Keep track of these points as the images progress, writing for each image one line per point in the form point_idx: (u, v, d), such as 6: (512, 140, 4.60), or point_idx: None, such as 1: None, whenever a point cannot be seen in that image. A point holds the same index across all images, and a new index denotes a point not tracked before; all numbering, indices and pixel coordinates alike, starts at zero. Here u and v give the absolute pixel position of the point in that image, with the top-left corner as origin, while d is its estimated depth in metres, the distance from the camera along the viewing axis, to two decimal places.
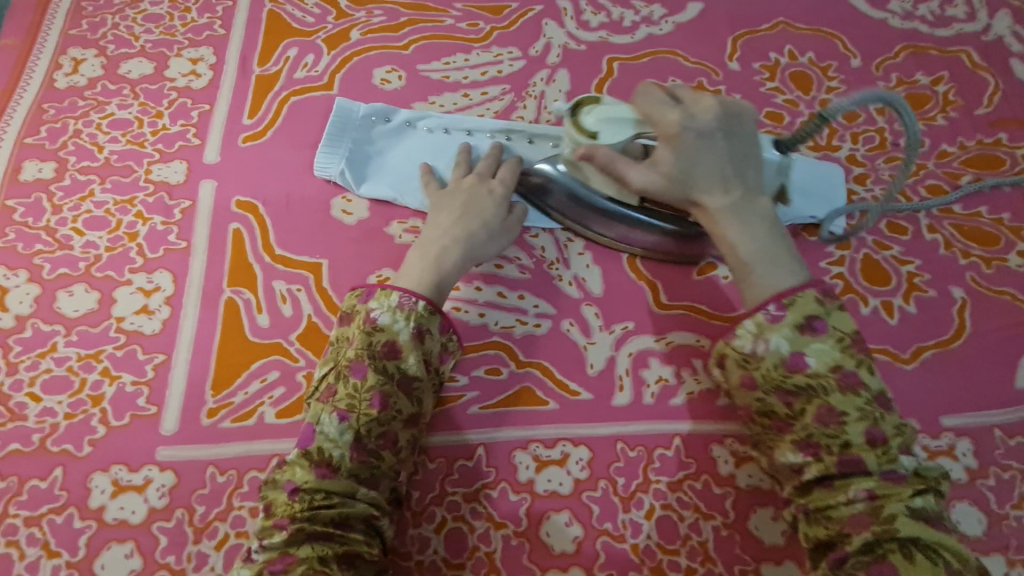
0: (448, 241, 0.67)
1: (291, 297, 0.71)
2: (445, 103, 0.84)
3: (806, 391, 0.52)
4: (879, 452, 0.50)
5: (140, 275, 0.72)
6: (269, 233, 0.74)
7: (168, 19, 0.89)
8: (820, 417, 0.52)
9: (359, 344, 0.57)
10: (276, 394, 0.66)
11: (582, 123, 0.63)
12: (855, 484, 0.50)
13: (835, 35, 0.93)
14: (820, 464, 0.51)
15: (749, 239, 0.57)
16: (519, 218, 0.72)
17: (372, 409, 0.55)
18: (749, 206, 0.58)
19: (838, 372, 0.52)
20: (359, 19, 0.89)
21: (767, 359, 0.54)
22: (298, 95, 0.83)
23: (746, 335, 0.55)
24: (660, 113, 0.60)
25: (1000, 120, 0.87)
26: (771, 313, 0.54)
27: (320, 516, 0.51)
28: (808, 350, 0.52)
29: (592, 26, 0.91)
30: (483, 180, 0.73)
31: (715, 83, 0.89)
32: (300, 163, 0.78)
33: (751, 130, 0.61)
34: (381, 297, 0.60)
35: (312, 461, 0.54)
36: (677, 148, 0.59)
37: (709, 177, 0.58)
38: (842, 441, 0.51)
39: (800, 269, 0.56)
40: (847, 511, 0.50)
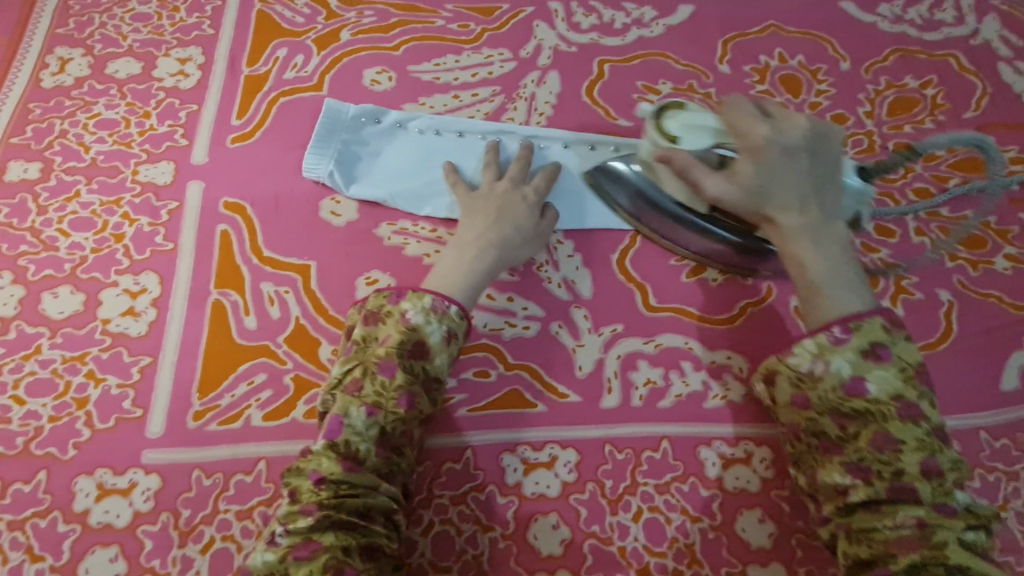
0: (484, 244, 0.67)
1: (279, 299, 0.70)
2: (435, 104, 0.84)
3: (863, 416, 0.52)
4: (933, 484, 0.50)
5: (127, 276, 0.71)
6: (257, 234, 0.74)
7: (156, 18, 0.88)
8: (875, 442, 0.51)
9: (391, 344, 0.57)
10: (263, 396, 0.66)
11: (663, 127, 0.63)
12: (904, 510, 0.49)
13: (825, 39, 0.93)
14: (869, 488, 0.51)
15: (822, 261, 0.56)
16: (550, 224, 0.72)
17: (399, 409, 0.55)
18: (825, 227, 0.57)
19: (900, 402, 0.51)
20: (350, 19, 0.89)
21: (826, 380, 0.54)
22: (288, 96, 0.83)
23: (805, 355, 0.55)
24: (748, 125, 0.59)
25: (987, 124, 0.88)
26: (836, 336, 0.54)
27: (347, 505, 0.52)
28: (870, 375, 0.52)
29: (583, 28, 0.91)
30: (517, 186, 0.73)
31: (705, 86, 0.89)
32: (289, 165, 0.78)
33: (838, 152, 0.59)
34: (413, 299, 0.60)
35: (338, 452, 0.53)
36: (759, 162, 0.58)
37: (787, 195, 0.57)
38: (895, 468, 0.50)
39: (870, 297, 0.56)
40: (893, 535, 0.49)
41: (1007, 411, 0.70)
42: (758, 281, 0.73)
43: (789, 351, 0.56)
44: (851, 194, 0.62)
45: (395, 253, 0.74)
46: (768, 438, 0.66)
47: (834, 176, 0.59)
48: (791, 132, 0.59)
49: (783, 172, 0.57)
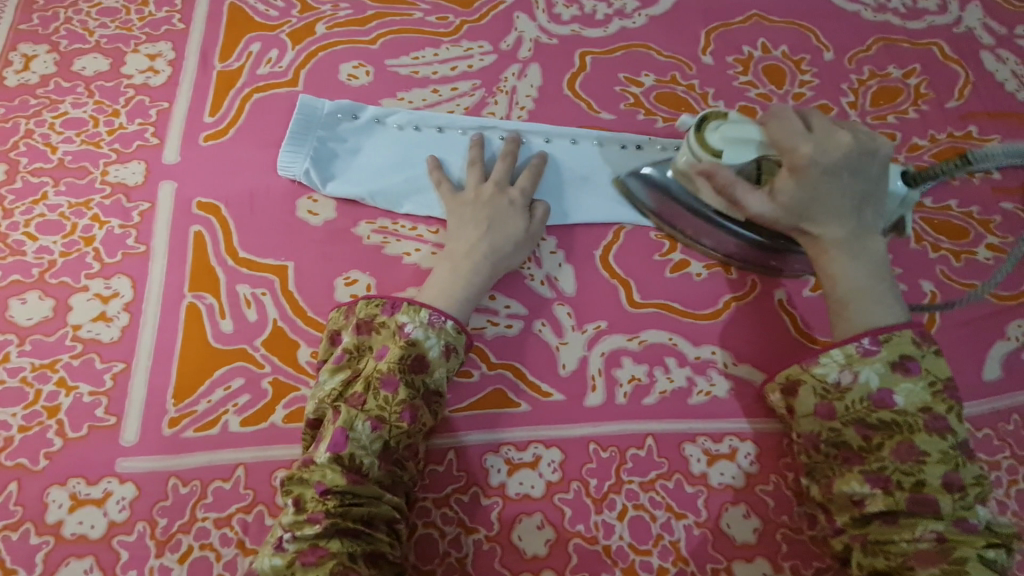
0: (476, 255, 0.66)
1: (255, 301, 0.69)
2: (414, 99, 0.82)
3: (889, 426, 0.54)
4: (955, 497, 0.52)
5: (97, 281, 0.69)
6: (232, 235, 0.72)
7: (124, 13, 0.85)
8: (899, 453, 0.53)
9: (390, 358, 0.57)
10: (241, 401, 0.64)
11: (706, 140, 0.61)
12: (924, 524, 0.51)
13: (808, 28, 0.92)
14: (888, 499, 0.53)
15: (857, 274, 0.58)
16: (539, 221, 0.71)
17: (403, 423, 0.55)
18: (861, 242, 0.59)
19: (928, 414, 0.53)
20: (325, 12, 0.87)
21: (854, 390, 0.56)
22: (262, 92, 0.81)
23: (833, 364, 0.57)
24: (792, 142, 0.59)
25: (970, 113, 0.88)
26: (865, 347, 0.56)
27: (352, 513, 0.52)
28: (898, 388, 0.54)
29: (564, 20, 0.89)
30: (502, 189, 0.71)
31: (688, 77, 0.88)
32: (265, 163, 0.76)
33: (882, 166, 0.59)
34: (410, 311, 0.59)
35: (343, 465, 0.53)
36: (801, 181, 0.58)
37: (826, 211, 0.58)
38: (916, 479, 0.52)
39: (901, 310, 0.58)
40: (911, 547, 0.51)
41: (994, 400, 0.71)
42: (742, 274, 0.73)
43: (815, 361, 0.58)
44: (893, 199, 0.62)
45: (374, 252, 0.73)
46: (758, 434, 0.66)
47: (874, 189, 0.60)
48: (836, 147, 0.59)
49: (824, 189, 0.58)
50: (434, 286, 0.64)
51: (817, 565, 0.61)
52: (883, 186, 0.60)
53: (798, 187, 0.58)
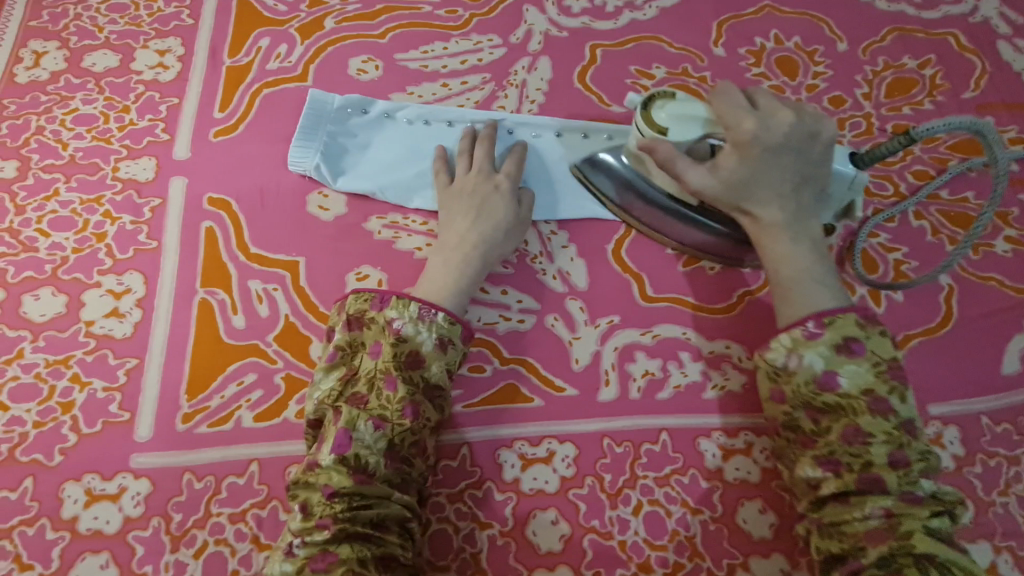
0: (466, 245, 0.66)
1: (267, 297, 0.69)
2: (423, 93, 0.82)
3: (835, 410, 0.53)
4: (900, 474, 0.51)
5: (110, 277, 0.69)
6: (243, 231, 0.72)
7: (133, 9, 0.85)
8: (845, 435, 0.52)
9: (387, 356, 0.57)
10: (254, 397, 0.64)
11: (652, 117, 0.61)
12: (872, 501, 0.51)
13: (822, 19, 0.91)
14: (839, 480, 0.52)
15: (793, 253, 0.59)
16: (529, 209, 0.71)
17: (406, 419, 0.55)
18: (798, 223, 0.60)
19: (869, 396, 0.52)
20: (333, 7, 0.86)
21: (799, 374, 0.54)
22: (271, 87, 0.80)
23: (780, 349, 0.56)
24: (735, 118, 0.60)
25: (987, 103, 0.86)
26: (809, 331, 0.55)
27: (360, 517, 0.52)
28: (842, 370, 0.53)
29: (574, 12, 0.89)
30: (488, 176, 0.71)
31: (700, 69, 0.87)
32: (274, 158, 0.76)
33: (825, 147, 0.60)
34: (399, 306, 0.59)
35: (348, 467, 0.53)
36: (739, 158, 0.60)
37: (764, 192, 0.60)
38: (863, 460, 0.51)
39: (840, 292, 0.58)
40: (862, 527, 0.50)
41: (1007, 395, 0.69)
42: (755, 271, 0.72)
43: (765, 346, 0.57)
44: (841, 181, 0.61)
45: (385, 248, 0.72)
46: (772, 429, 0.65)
47: (816, 170, 0.60)
48: (776, 127, 0.60)
49: (764, 166, 0.59)
50: (428, 280, 0.64)
51: None
52: (825, 170, 0.60)
53: (736, 164, 0.60)
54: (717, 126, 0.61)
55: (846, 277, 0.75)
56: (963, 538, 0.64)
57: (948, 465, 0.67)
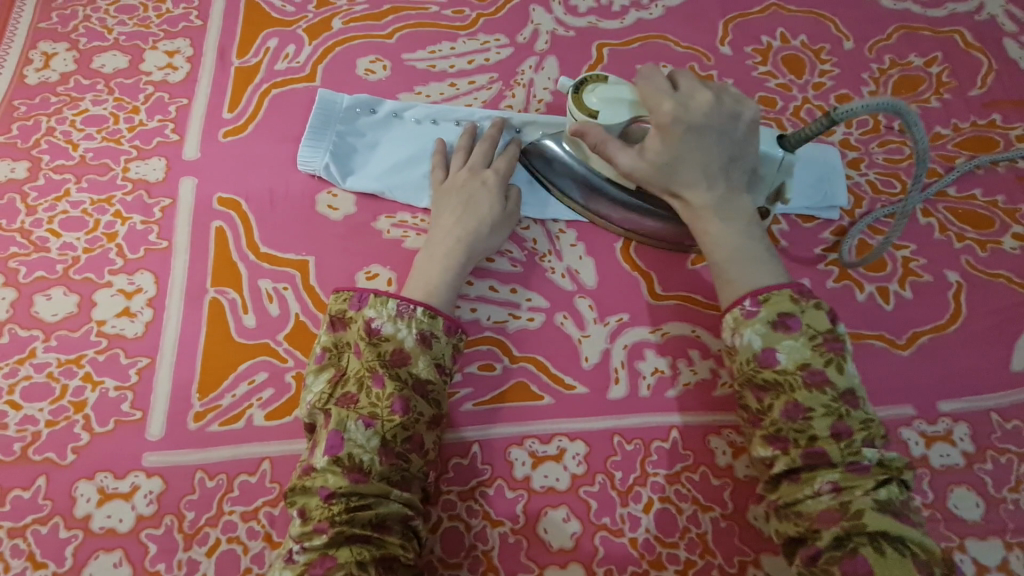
0: (451, 240, 0.67)
1: (277, 296, 0.69)
2: (431, 93, 0.82)
3: (775, 386, 0.53)
4: (842, 445, 0.51)
5: (121, 276, 0.70)
6: (253, 231, 0.72)
7: (142, 10, 0.86)
8: (787, 411, 0.53)
9: (369, 356, 0.57)
10: (265, 395, 0.65)
11: (583, 101, 0.63)
12: (820, 477, 0.51)
13: (828, 17, 0.91)
14: (787, 458, 0.52)
15: (727, 235, 0.59)
16: (517, 205, 0.71)
17: (396, 415, 0.54)
18: (731, 204, 0.60)
19: (806, 370, 0.52)
20: (341, 7, 0.87)
21: (743, 352, 0.55)
22: (280, 87, 0.81)
23: (726, 329, 0.57)
24: (656, 103, 0.60)
25: (994, 101, 0.86)
26: (747, 309, 0.56)
27: (358, 518, 0.51)
28: (781, 346, 0.53)
29: (580, 11, 0.89)
30: (477, 172, 0.71)
31: (706, 68, 0.87)
32: (284, 158, 0.76)
33: (747, 127, 0.61)
34: (377, 305, 0.59)
35: (343, 466, 0.53)
36: (666, 141, 0.60)
37: (694, 173, 0.60)
38: (808, 434, 0.52)
39: (777, 270, 0.58)
40: (816, 506, 0.50)
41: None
42: None
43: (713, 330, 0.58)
44: (770, 164, 0.62)
45: (394, 247, 0.72)
46: None
47: (741, 149, 0.61)
48: (697, 107, 0.60)
49: (688, 149, 0.59)
50: (416, 275, 0.64)
51: None
52: (750, 148, 0.61)
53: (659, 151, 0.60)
54: (643, 109, 0.62)
55: (855, 275, 0.75)
56: (974, 534, 0.64)
57: (958, 462, 0.67)
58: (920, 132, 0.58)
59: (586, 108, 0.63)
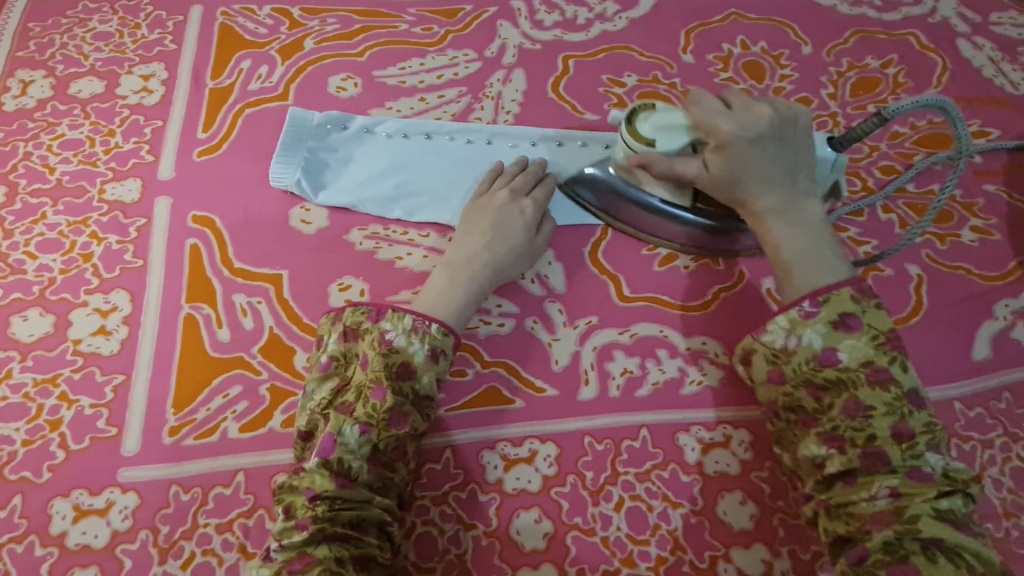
0: (477, 264, 0.67)
1: (252, 310, 0.70)
2: (402, 108, 0.84)
3: (836, 385, 0.55)
4: (904, 448, 0.52)
5: (97, 296, 0.71)
6: (227, 247, 0.74)
7: (118, 37, 0.88)
8: (847, 410, 0.54)
9: (377, 366, 0.58)
10: (239, 408, 0.65)
11: (638, 130, 0.65)
12: (879, 481, 0.52)
13: (786, 24, 0.94)
14: (844, 458, 0.54)
15: (793, 239, 0.60)
16: (546, 238, 0.73)
17: (393, 428, 0.56)
18: (796, 207, 0.61)
19: (869, 368, 0.54)
20: (313, 28, 0.90)
21: (799, 353, 0.57)
22: (253, 107, 0.83)
23: (778, 331, 0.58)
24: (711, 121, 0.63)
25: (949, 99, 0.90)
26: (806, 310, 0.57)
27: (340, 517, 0.53)
28: (841, 345, 0.55)
29: (546, 25, 0.92)
30: (515, 199, 0.72)
31: (669, 76, 0.90)
32: (256, 176, 0.78)
33: (806, 134, 0.63)
34: (393, 319, 0.60)
35: (332, 470, 0.54)
36: (728, 156, 0.61)
37: (755, 179, 0.61)
38: (867, 434, 0.53)
39: (843, 268, 0.58)
40: (869, 507, 0.52)
41: (983, 379, 0.71)
42: (729, 265, 0.74)
43: (763, 329, 0.60)
44: (824, 164, 0.63)
45: (367, 258, 0.74)
46: (749, 421, 0.67)
47: (801, 154, 0.62)
48: (757, 119, 0.62)
49: (752, 161, 0.61)
50: (434, 293, 0.65)
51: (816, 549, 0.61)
52: (812, 152, 0.62)
53: (721, 166, 0.62)
54: (698, 129, 0.64)
55: None
56: None
57: None
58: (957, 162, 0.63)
59: (642, 138, 0.64)
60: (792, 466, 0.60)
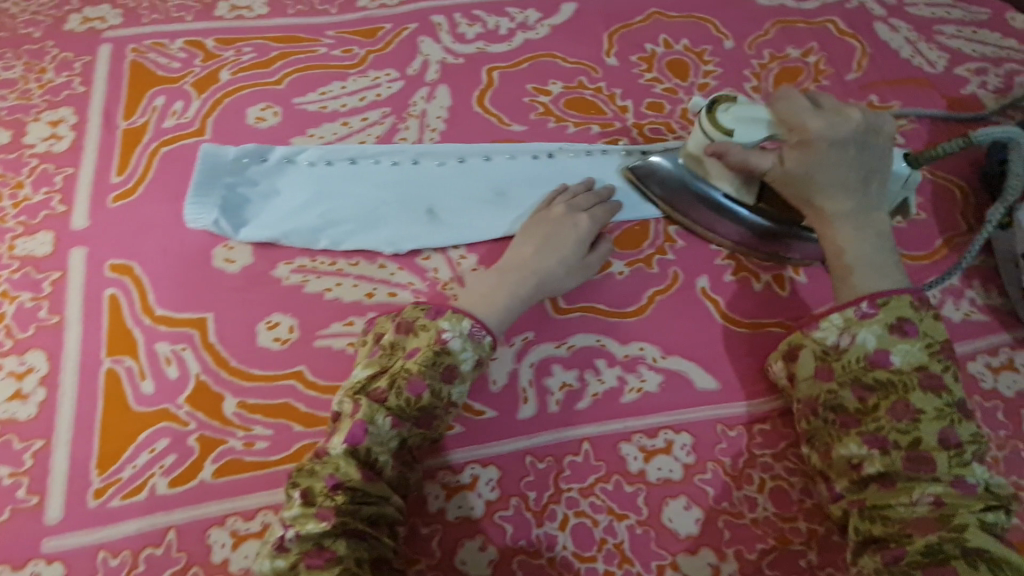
0: (527, 269, 0.67)
1: (176, 358, 0.68)
2: (324, 134, 0.83)
3: (885, 386, 0.56)
4: (951, 454, 0.53)
5: (11, 358, 0.68)
6: (148, 294, 0.71)
7: (22, 83, 0.85)
8: (895, 413, 0.55)
9: (423, 363, 0.58)
10: (167, 462, 0.64)
11: (717, 121, 0.65)
12: (921, 488, 0.53)
13: (707, 19, 0.95)
14: (885, 459, 0.54)
15: (856, 244, 0.60)
16: (600, 257, 0.71)
17: (420, 426, 0.58)
18: (866, 214, 0.61)
19: (922, 372, 0.55)
20: (227, 58, 0.87)
21: (852, 351, 0.57)
22: (169, 145, 0.80)
23: (832, 328, 0.59)
24: (798, 120, 0.63)
25: (870, 83, 0.91)
26: (864, 310, 0.57)
27: (361, 512, 0.54)
28: (895, 349, 0.56)
29: (468, 38, 0.91)
30: (572, 212, 0.72)
31: (594, 81, 0.89)
32: (173, 217, 0.75)
33: (886, 142, 0.63)
34: (452, 320, 0.59)
35: (358, 459, 0.55)
36: (810, 159, 0.61)
37: (829, 182, 0.61)
38: (913, 437, 0.54)
39: (901, 277, 0.59)
40: (910, 513, 0.52)
41: None
42: (663, 269, 0.75)
43: (815, 326, 0.60)
44: (898, 179, 0.65)
45: (295, 294, 0.72)
46: (691, 423, 0.67)
47: (880, 164, 0.62)
48: (846, 125, 0.62)
49: (833, 165, 0.61)
50: (479, 291, 0.64)
51: (760, 547, 0.62)
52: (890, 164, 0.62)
53: (800, 165, 0.62)
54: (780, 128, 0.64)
55: (751, 266, 0.76)
56: None
57: None
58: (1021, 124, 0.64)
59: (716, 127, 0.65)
60: (820, 468, 0.60)
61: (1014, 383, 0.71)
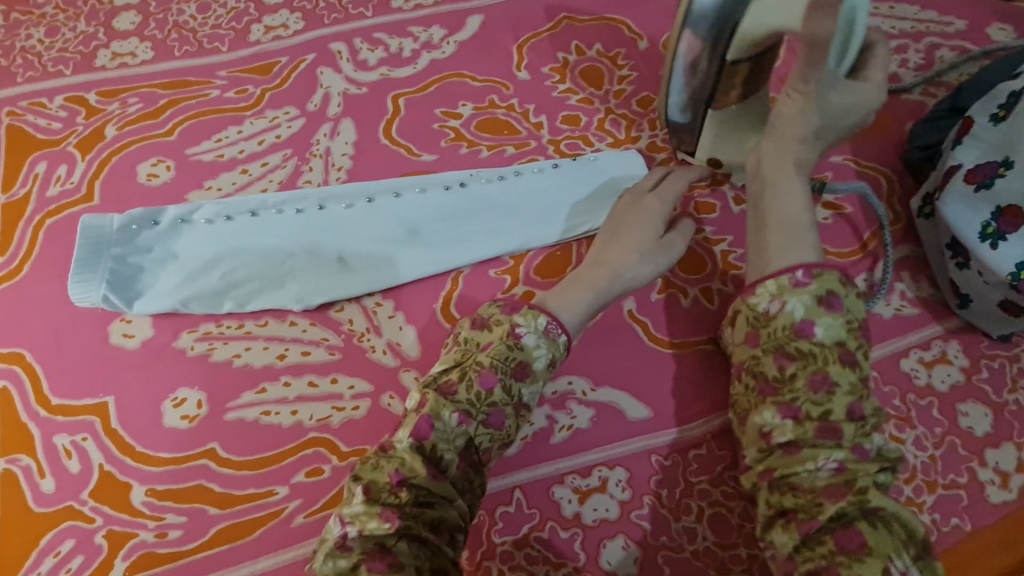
0: (600, 262, 0.65)
1: (76, 450, 0.64)
2: (222, 186, 0.78)
3: (806, 356, 0.53)
4: (856, 426, 0.52)
5: None
6: (42, 382, 0.67)
7: None
8: (811, 383, 0.53)
9: (498, 357, 0.56)
10: (73, 565, 0.60)
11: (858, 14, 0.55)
12: (826, 454, 0.50)
13: (619, 20, 0.91)
14: (798, 429, 0.52)
15: (796, 204, 0.60)
16: (674, 246, 0.67)
17: (491, 425, 0.55)
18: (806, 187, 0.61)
19: (841, 347, 0.54)
20: (113, 112, 0.82)
21: (779, 319, 0.55)
22: (55, 216, 0.75)
23: (764, 295, 0.57)
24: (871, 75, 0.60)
25: None
26: (797, 279, 0.55)
27: (424, 515, 0.49)
28: (819, 320, 0.54)
29: (370, 65, 0.87)
30: (638, 196, 0.69)
31: (506, 98, 0.85)
32: (63, 296, 0.71)
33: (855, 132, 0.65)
34: (528, 316, 0.59)
35: (424, 455, 0.51)
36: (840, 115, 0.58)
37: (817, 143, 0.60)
38: (825, 409, 0.52)
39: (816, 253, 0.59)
40: (815, 480, 0.50)
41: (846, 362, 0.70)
42: None
43: (750, 291, 0.58)
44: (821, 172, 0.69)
45: (201, 364, 0.68)
46: (627, 458, 0.65)
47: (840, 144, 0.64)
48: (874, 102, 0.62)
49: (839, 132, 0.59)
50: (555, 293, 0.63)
51: None
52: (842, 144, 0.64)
53: (837, 111, 0.58)
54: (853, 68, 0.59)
55: (678, 281, 0.73)
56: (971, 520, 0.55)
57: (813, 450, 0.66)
58: (1015, 83, 0.65)
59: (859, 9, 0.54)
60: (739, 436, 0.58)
61: (949, 377, 0.69)
